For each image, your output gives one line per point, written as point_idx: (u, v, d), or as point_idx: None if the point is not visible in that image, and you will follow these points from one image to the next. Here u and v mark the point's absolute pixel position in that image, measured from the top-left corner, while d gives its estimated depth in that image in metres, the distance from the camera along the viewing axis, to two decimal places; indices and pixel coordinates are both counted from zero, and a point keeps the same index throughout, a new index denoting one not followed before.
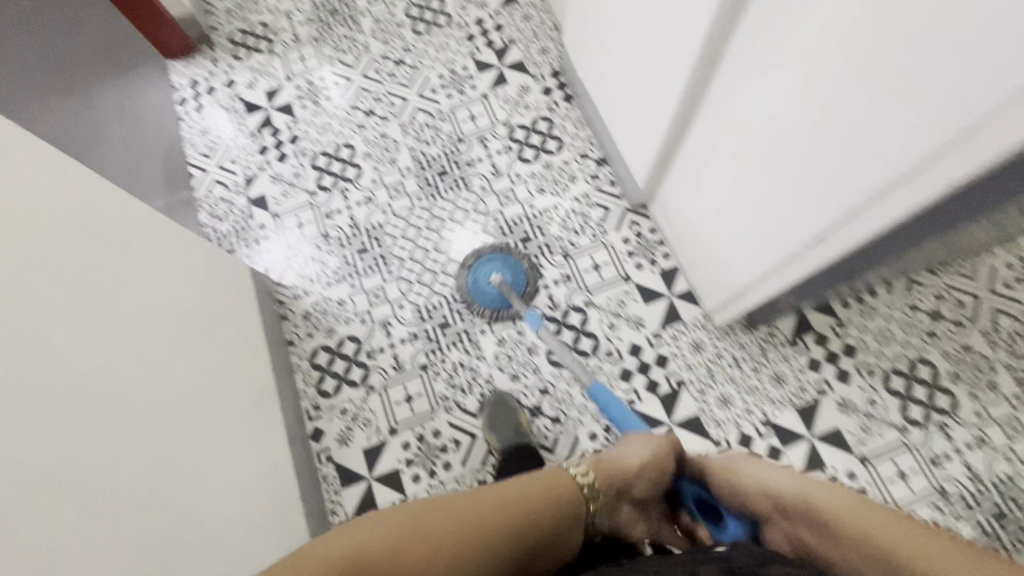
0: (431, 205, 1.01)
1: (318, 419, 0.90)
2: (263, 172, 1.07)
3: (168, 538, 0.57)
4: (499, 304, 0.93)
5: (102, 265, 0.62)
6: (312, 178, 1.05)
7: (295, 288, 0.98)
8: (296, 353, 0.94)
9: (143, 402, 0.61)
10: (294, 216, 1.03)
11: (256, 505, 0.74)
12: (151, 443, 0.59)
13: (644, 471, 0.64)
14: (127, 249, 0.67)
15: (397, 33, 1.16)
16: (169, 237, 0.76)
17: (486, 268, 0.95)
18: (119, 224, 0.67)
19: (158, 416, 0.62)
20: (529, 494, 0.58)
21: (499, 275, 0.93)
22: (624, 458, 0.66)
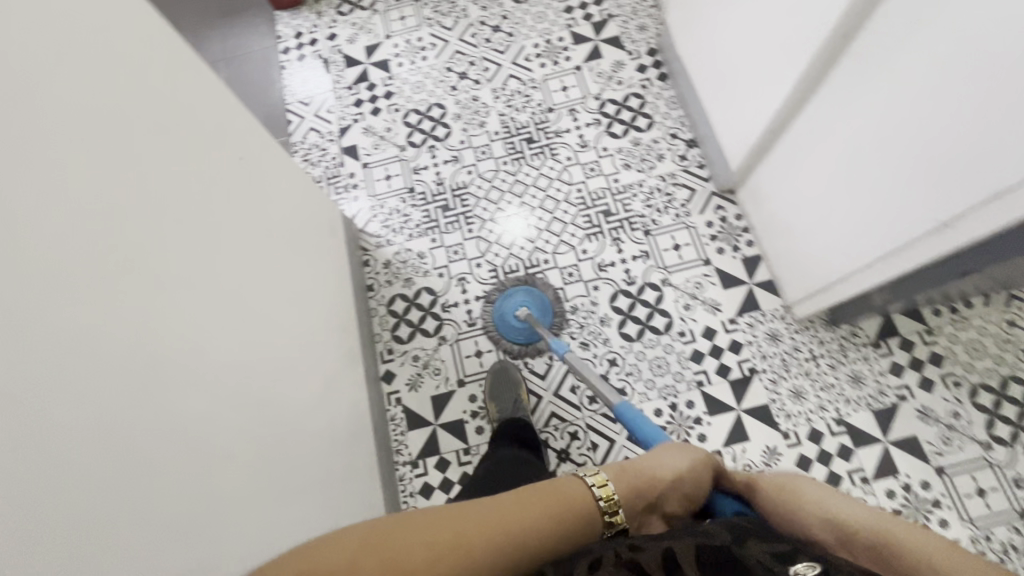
0: (516, 169, 1.03)
1: (391, 363, 0.94)
2: (356, 123, 1.11)
3: (270, 452, 0.61)
4: (525, 340, 0.91)
5: (238, 183, 0.66)
6: (403, 134, 1.08)
7: (378, 237, 1.02)
8: (374, 299, 0.98)
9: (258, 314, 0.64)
10: (382, 168, 1.06)
11: (335, 430, 0.78)
12: (260, 354, 0.63)
13: (675, 486, 0.49)
14: (253, 172, 0.70)
15: (497, 0, 1.17)
16: (283, 169, 0.80)
17: (509, 304, 0.93)
18: (248, 148, 0.71)
19: (270, 331, 0.67)
20: (512, 509, 0.40)
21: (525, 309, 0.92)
22: (661, 461, 0.51)
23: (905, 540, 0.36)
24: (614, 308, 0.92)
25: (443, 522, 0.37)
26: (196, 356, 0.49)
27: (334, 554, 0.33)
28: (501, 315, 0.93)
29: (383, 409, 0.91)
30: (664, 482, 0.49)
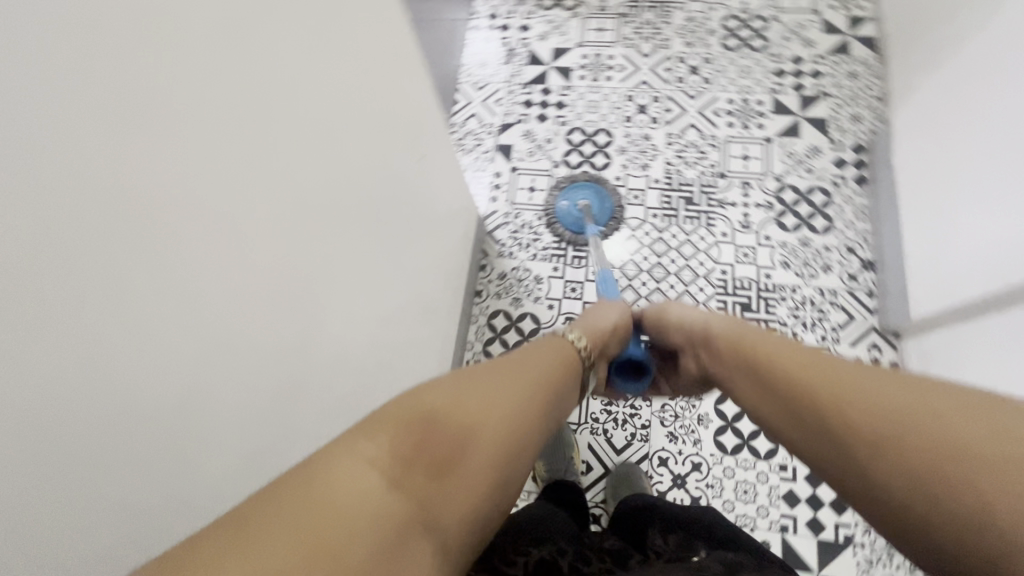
0: (664, 226, 0.96)
1: None
2: (519, 124, 1.08)
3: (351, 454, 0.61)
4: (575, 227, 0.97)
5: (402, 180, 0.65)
6: (561, 150, 1.04)
7: (503, 246, 0.99)
8: (478, 306, 0.96)
9: (381, 312, 0.64)
10: (529, 177, 1.03)
11: None
12: (373, 354, 0.62)
13: (614, 322, 0.67)
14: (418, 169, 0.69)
15: (704, 40, 1.08)
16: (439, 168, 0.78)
17: (578, 193, 0.99)
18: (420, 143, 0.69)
19: (387, 330, 0.66)
20: (524, 361, 0.48)
21: (587, 200, 0.97)
22: (601, 313, 0.67)
23: (853, 368, 0.37)
24: (717, 412, 0.85)
25: (469, 387, 0.39)
26: (304, 363, 0.48)
27: (437, 432, 0.34)
28: (564, 200, 0.99)
29: None
30: (611, 325, 0.66)
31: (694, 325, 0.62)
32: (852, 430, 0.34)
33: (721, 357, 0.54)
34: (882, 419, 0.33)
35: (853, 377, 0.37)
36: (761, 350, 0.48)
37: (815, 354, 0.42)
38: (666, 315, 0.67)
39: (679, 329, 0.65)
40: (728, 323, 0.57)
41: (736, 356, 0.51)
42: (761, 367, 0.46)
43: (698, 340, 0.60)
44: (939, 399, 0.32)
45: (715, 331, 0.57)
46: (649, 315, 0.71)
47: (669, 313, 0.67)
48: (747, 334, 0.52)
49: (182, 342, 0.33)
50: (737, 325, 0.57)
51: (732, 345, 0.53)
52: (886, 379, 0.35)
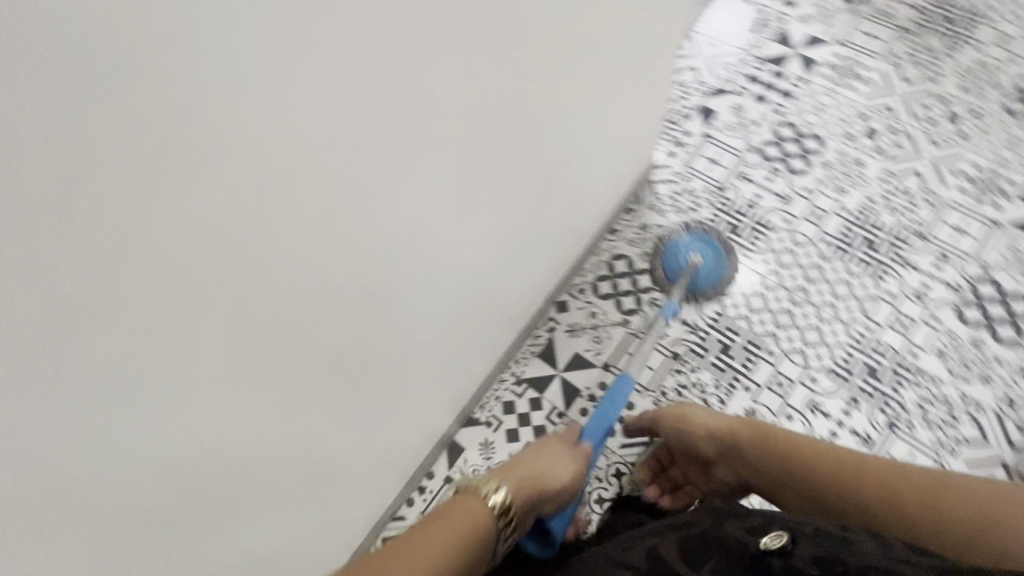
0: (828, 257, 0.90)
1: (571, 299, 0.96)
2: (733, 94, 1.02)
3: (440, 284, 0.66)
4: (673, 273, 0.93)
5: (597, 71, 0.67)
6: (762, 137, 0.99)
7: (658, 200, 0.98)
8: (607, 242, 0.98)
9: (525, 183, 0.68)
10: (716, 149, 0.99)
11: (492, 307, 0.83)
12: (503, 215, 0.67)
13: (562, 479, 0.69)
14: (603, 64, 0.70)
15: (980, 93, 0.95)
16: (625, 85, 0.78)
17: (694, 244, 0.94)
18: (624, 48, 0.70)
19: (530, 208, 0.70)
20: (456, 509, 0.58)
21: (700, 259, 0.93)
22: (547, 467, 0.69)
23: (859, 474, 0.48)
24: None
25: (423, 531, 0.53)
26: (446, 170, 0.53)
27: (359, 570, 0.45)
28: (677, 243, 0.95)
29: (536, 324, 0.95)
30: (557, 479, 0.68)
31: (710, 427, 0.71)
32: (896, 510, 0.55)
33: (754, 462, 0.67)
34: (916, 508, 0.54)
35: (878, 472, 0.58)
36: (787, 453, 0.64)
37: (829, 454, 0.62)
38: (688, 424, 0.73)
39: (702, 431, 0.72)
40: (740, 421, 0.70)
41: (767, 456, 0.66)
42: (800, 476, 0.63)
43: (727, 447, 0.69)
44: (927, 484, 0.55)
45: (740, 432, 0.69)
46: (668, 417, 0.75)
47: (694, 419, 0.72)
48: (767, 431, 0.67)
49: (388, 73, 0.40)
50: (749, 428, 0.68)
51: (763, 453, 0.66)
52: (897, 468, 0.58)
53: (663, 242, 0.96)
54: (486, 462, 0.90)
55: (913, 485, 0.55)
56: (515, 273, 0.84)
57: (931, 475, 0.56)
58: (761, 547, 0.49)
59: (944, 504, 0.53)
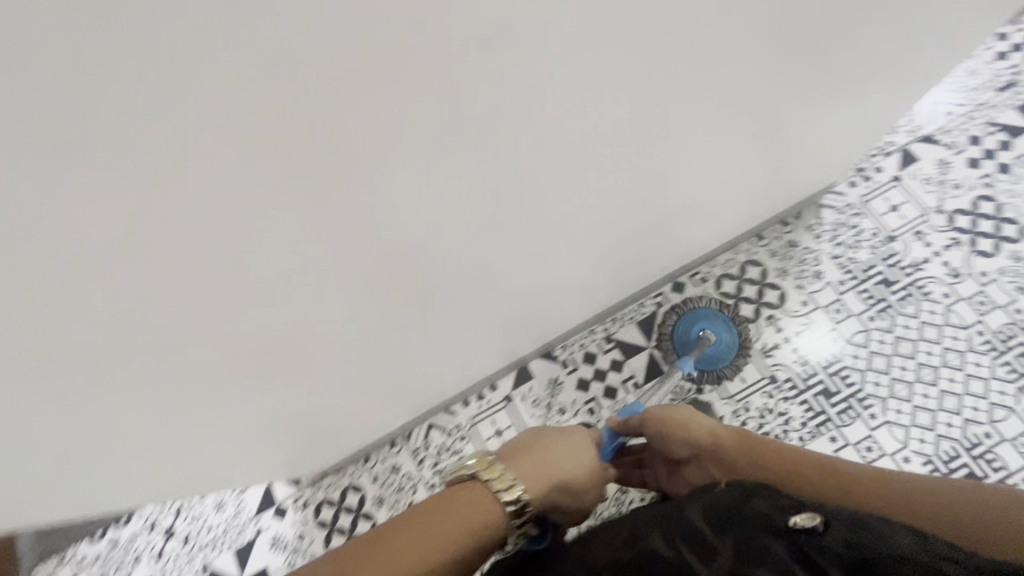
0: (975, 350, 0.83)
1: (690, 285, 0.93)
2: (946, 148, 0.93)
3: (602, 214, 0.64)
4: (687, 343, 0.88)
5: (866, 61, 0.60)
6: (958, 203, 0.90)
7: (818, 223, 0.92)
8: (748, 244, 0.93)
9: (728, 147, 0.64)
10: (902, 196, 0.92)
11: (621, 257, 0.81)
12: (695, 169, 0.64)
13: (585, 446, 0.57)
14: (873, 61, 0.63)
15: None
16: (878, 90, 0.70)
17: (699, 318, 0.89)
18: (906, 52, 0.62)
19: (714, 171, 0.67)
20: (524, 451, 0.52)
21: (713, 336, 0.87)
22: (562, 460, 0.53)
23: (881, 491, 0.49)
24: None
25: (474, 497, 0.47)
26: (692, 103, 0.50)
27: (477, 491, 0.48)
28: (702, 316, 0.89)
29: (646, 293, 0.93)
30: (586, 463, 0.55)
31: (698, 432, 0.58)
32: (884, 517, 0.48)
33: (733, 467, 0.57)
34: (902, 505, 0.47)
35: (801, 482, 0.53)
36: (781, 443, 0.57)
37: (772, 443, 0.57)
38: (683, 428, 0.59)
39: (687, 432, 0.59)
40: (728, 430, 0.59)
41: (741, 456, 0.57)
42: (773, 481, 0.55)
43: (704, 449, 0.58)
44: (930, 487, 0.47)
45: (723, 438, 0.58)
46: (656, 419, 0.60)
47: (679, 423, 0.59)
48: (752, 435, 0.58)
49: None
50: (740, 433, 0.58)
51: (737, 452, 0.57)
52: (896, 481, 0.49)
53: (765, 290, 0.91)
54: (547, 397, 0.92)
55: (901, 491, 0.48)
56: (656, 238, 0.81)
57: (851, 472, 0.52)
58: (789, 524, 0.39)
59: (944, 517, 0.45)
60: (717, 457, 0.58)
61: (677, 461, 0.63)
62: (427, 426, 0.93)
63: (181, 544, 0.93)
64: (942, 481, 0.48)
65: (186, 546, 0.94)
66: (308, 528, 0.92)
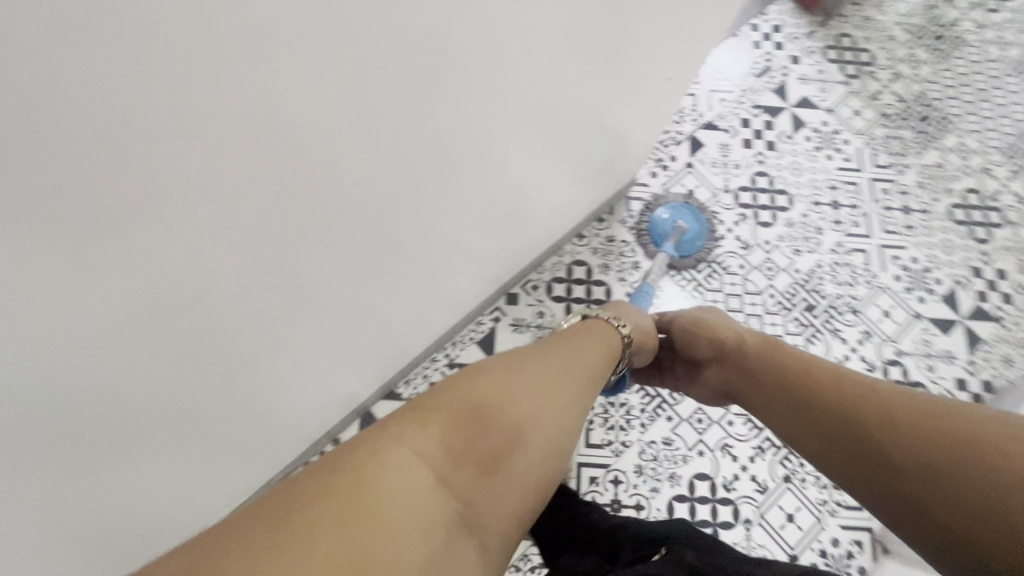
0: (771, 311, 0.93)
1: (523, 295, 0.93)
2: (724, 132, 1.03)
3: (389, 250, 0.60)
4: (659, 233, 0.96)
5: None
6: (740, 181, 1.00)
7: (629, 216, 0.97)
8: (571, 245, 0.96)
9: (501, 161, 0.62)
10: (695, 180, 1.00)
11: (437, 282, 0.77)
12: None
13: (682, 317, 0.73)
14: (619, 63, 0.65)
15: (934, 191, 1.01)
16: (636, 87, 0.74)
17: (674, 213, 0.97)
18: None
19: None
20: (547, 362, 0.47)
21: (685, 224, 0.96)
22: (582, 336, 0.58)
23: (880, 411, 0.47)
24: (691, 484, 0.84)
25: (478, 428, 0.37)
26: None
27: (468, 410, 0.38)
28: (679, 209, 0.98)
29: (482, 310, 0.91)
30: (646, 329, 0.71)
31: (721, 335, 0.67)
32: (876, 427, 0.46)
33: (760, 371, 0.60)
34: (903, 427, 0.44)
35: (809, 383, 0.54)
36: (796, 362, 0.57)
37: (782, 359, 0.59)
38: (705, 333, 0.69)
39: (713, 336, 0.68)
40: (760, 341, 0.63)
41: (762, 361, 0.61)
42: (786, 381, 0.56)
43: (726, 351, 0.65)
44: (941, 419, 0.43)
45: (745, 340, 0.64)
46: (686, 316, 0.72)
47: (709, 326, 0.69)
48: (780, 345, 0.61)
49: None
50: (765, 345, 0.62)
51: (758, 359, 0.61)
52: (902, 399, 0.47)
53: (592, 287, 0.94)
54: None
55: (909, 414, 0.45)
56: (471, 259, 0.79)
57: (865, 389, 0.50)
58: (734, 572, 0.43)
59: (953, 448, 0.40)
60: (738, 360, 0.64)
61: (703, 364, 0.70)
62: None
63: None
64: (958, 410, 0.43)
65: None
66: None
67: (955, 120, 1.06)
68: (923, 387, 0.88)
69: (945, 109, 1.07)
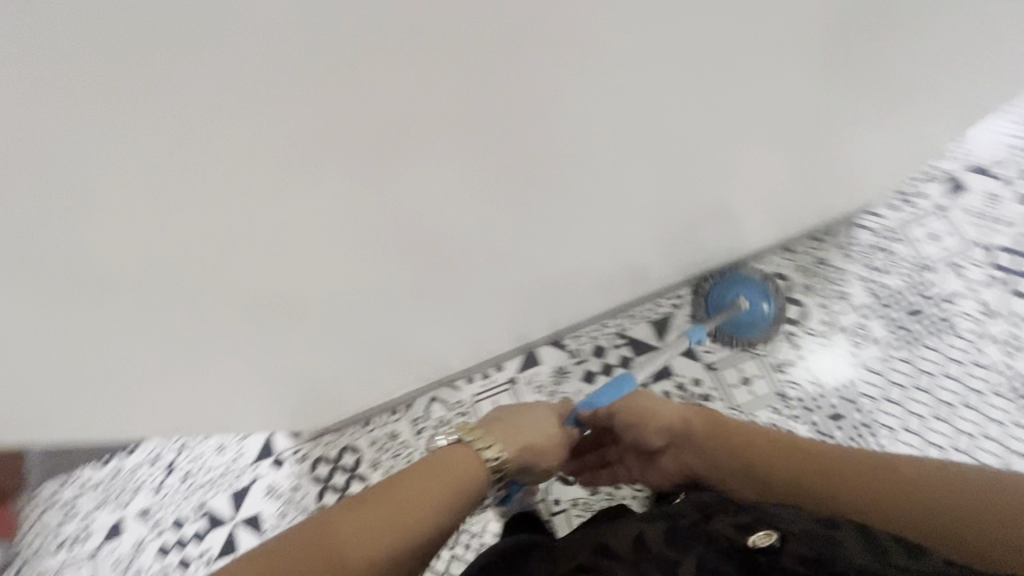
0: (998, 392, 0.81)
1: (711, 291, 0.91)
2: (998, 181, 0.89)
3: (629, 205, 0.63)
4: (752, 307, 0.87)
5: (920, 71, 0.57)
6: (1002, 240, 0.87)
7: (851, 243, 0.90)
8: (776, 256, 0.91)
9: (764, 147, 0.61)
10: (943, 226, 0.89)
11: (642, 253, 0.79)
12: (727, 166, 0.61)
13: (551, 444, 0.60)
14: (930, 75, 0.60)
15: None
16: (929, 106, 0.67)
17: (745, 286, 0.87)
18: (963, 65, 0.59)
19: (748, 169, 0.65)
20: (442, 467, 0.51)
21: (748, 302, 0.86)
22: (525, 420, 0.59)
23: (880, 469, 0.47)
24: None
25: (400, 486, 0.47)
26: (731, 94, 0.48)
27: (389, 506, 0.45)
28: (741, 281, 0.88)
29: (665, 293, 0.92)
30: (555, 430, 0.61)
31: (665, 421, 0.62)
32: (856, 490, 0.47)
33: (718, 451, 0.60)
34: (881, 477, 0.47)
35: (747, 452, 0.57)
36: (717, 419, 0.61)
37: (749, 429, 0.59)
38: (653, 418, 0.63)
39: (660, 420, 0.62)
40: (696, 411, 0.63)
41: (712, 439, 0.60)
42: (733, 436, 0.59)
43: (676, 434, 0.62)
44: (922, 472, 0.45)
45: (694, 423, 0.62)
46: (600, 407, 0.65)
47: (647, 411, 0.63)
48: (712, 413, 0.62)
49: None
50: (707, 417, 0.62)
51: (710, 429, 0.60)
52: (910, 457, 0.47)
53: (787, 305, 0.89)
54: (552, 384, 0.91)
55: (907, 468, 0.46)
56: (683, 240, 0.79)
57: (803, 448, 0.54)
58: (747, 544, 0.44)
59: (937, 488, 0.44)
60: (690, 442, 0.62)
61: (653, 449, 0.66)
62: (430, 399, 0.94)
63: (179, 480, 0.96)
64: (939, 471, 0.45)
65: (184, 483, 0.97)
66: (303, 481, 0.94)
67: None
68: None
69: None
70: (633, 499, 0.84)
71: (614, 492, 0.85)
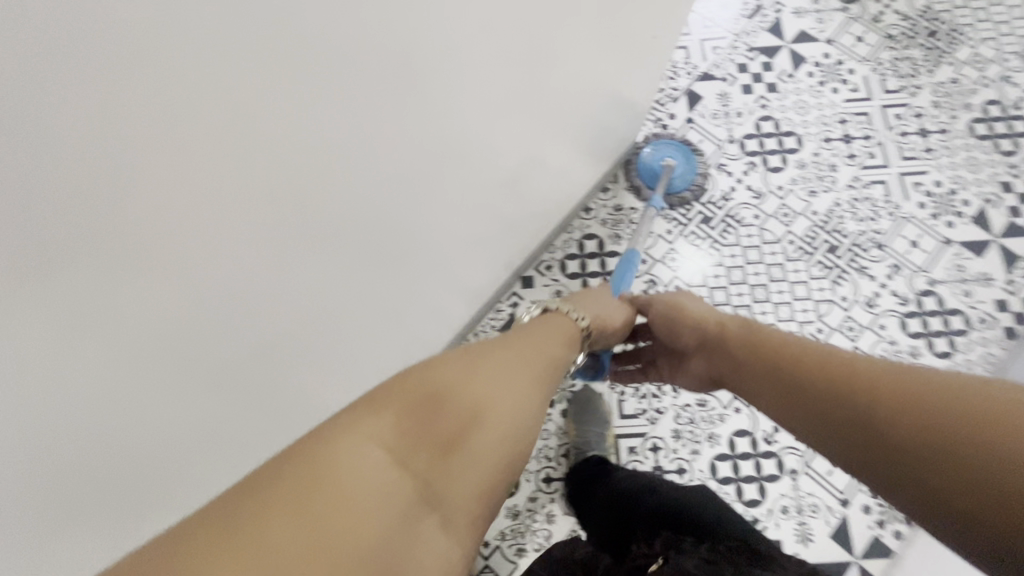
0: (794, 258, 0.91)
1: (538, 276, 0.92)
2: (722, 81, 1.00)
3: (394, 263, 0.58)
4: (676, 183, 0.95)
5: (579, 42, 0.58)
6: (745, 128, 0.97)
7: (634, 183, 0.95)
8: (579, 220, 0.95)
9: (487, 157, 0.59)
10: (697, 136, 0.97)
11: (446, 288, 0.75)
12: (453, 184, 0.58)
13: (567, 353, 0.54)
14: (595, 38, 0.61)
15: (950, 111, 0.97)
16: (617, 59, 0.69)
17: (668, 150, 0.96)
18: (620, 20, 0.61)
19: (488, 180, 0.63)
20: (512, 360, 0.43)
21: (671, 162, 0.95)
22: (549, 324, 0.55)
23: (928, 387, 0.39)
24: (732, 442, 0.84)
25: (435, 412, 0.34)
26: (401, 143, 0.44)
27: (446, 415, 0.34)
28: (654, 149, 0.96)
29: (499, 298, 0.91)
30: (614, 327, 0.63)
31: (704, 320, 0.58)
32: (899, 416, 0.39)
33: (733, 355, 0.55)
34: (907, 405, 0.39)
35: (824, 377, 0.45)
36: (819, 361, 0.47)
37: (760, 335, 0.53)
38: (683, 316, 0.60)
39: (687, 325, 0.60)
40: (739, 317, 0.56)
41: (739, 346, 0.54)
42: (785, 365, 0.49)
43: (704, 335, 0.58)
44: (927, 385, 0.40)
45: (729, 324, 0.56)
46: (661, 301, 0.63)
47: (689, 312, 0.60)
48: (761, 327, 0.54)
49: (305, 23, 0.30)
50: (748, 324, 0.55)
51: (741, 342, 0.54)
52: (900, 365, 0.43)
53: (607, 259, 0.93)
54: None
55: (915, 381, 0.40)
56: (480, 258, 0.77)
57: (848, 354, 0.46)
58: None
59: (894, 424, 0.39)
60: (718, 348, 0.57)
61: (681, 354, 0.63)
62: None
63: None
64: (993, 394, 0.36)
65: None
66: None
67: (966, 30, 1.01)
68: (957, 314, 0.87)
69: (953, 20, 1.02)
70: (553, 503, 0.83)
71: (533, 505, 0.83)
